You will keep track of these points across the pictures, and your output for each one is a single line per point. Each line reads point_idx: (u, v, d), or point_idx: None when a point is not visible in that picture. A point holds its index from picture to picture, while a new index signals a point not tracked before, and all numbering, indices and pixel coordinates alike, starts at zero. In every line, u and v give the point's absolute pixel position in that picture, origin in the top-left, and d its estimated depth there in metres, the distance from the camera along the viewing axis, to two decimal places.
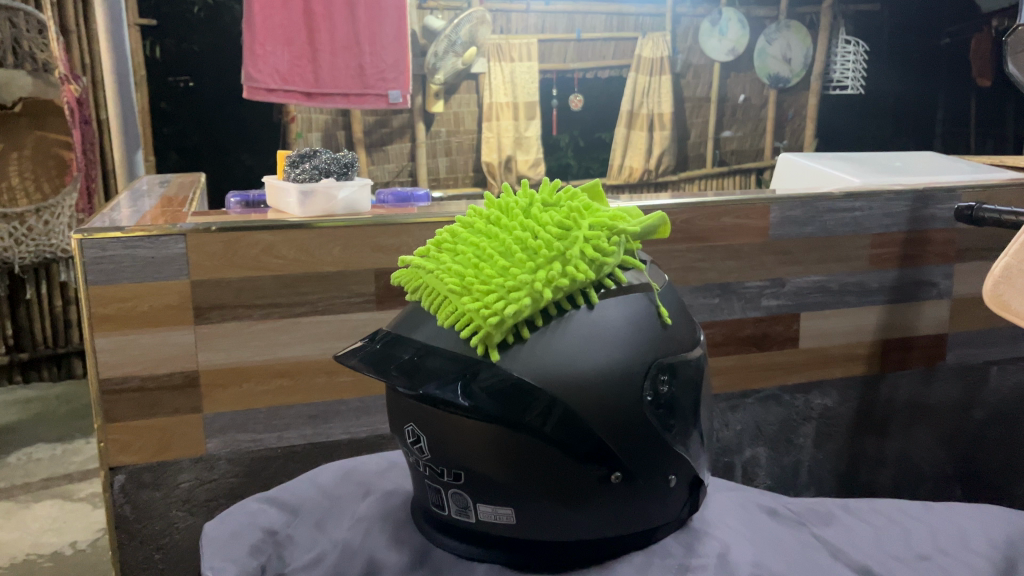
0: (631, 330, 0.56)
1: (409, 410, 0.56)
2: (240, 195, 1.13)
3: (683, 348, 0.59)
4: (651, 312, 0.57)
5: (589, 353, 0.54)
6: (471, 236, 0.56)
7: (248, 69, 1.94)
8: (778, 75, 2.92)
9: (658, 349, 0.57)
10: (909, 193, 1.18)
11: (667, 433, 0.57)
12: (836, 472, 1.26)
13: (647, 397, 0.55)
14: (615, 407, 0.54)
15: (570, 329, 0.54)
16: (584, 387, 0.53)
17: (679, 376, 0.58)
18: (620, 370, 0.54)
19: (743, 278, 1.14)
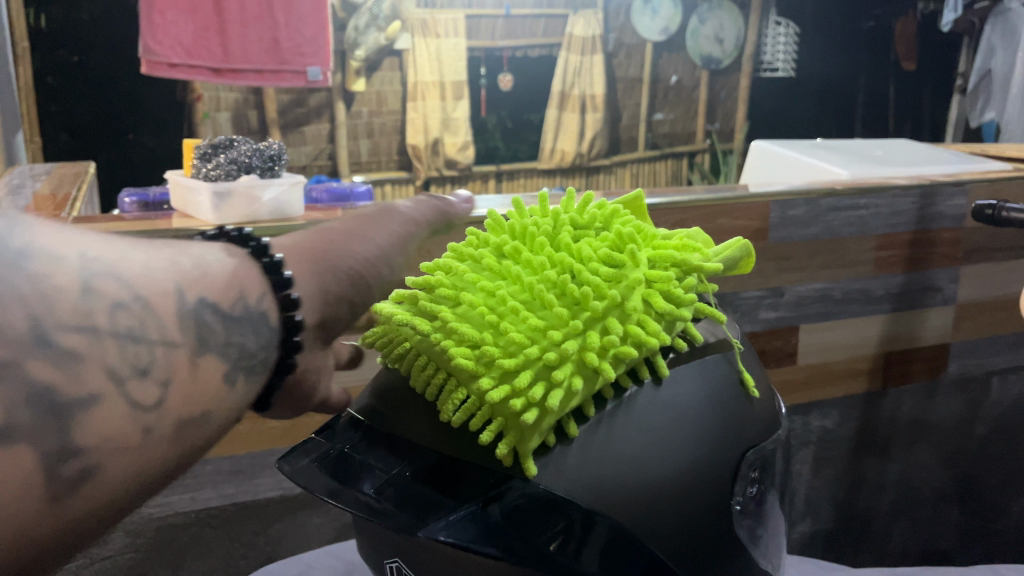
0: (713, 410, 0.40)
1: (393, 542, 0.38)
2: (135, 193, 0.92)
3: (772, 426, 0.43)
4: (732, 382, 0.41)
5: (663, 451, 0.38)
6: (478, 280, 0.38)
7: (146, 42, 1.69)
8: (710, 55, 2.71)
9: (748, 436, 0.41)
10: (917, 187, 1.05)
11: (756, 549, 0.42)
12: (834, 500, 1.12)
13: (736, 505, 0.40)
14: (697, 523, 0.38)
15: (638, 417, 0.37)
16: (656, 504, 0.37)
17: (769, 468, 0.43)
18: (703, 472, 0.39)
19: (741, 288, 0.98)
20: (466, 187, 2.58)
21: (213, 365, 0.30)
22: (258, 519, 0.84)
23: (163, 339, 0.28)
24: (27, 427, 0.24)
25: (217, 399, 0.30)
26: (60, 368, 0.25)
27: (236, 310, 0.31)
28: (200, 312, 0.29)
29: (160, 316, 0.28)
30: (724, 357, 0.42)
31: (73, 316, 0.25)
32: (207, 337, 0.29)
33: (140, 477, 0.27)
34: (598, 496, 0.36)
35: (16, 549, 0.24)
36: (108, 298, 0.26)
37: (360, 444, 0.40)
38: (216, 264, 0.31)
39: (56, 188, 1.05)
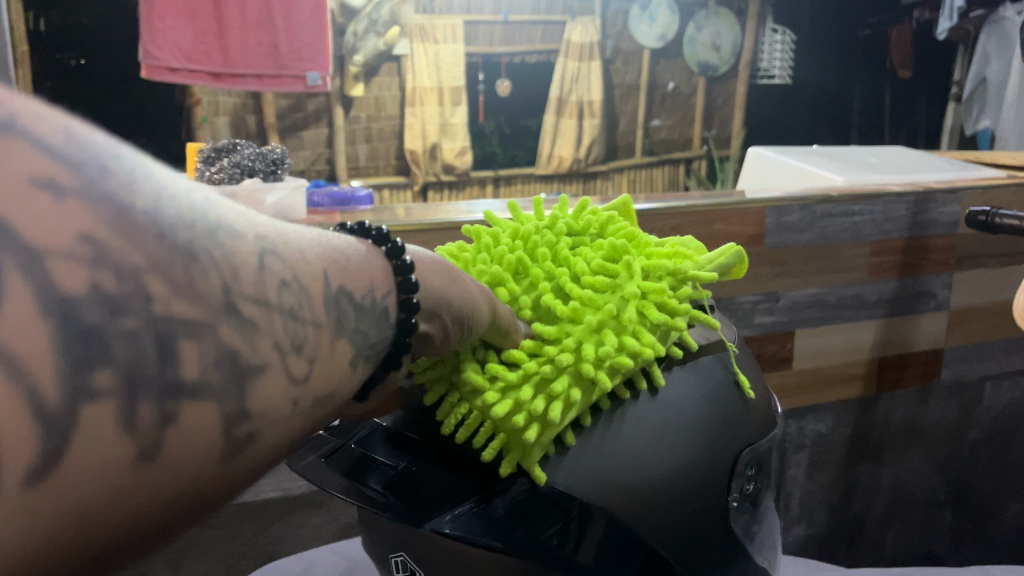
0: (709, 410, 0.42)
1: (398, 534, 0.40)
2: None
3: (769, 428, 0.46)
4: (727, 382, 0.44)
5: (663, 447, 0.40)
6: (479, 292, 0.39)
7: (146, 46, 1.68)
8: (707, 62, 2.75)
9: (744, 436, 0.43)
10: (911, 194, 1.06)
11: (753, 544, 0.44)
12: (827, 503, 1.14)
13: (733, 502, 0.42)
14: (696, 518, 0.41)
15: (639, 414, 0.40)
16: (656, 500, 0.39)
17: (764, 465, 0.45)
18: (700, 470, 0.41)
19: (737, 292, 0.99)
20: (464, 191, 2.61)
21: (345, 351, 0.28)
22: (258, 520, 0.85)
23: (314, 314, 0.26)
24: (216, 385, 0.22)
25: (343, 383, 0.28)
26: (232, 325, 0.23)
27: (367, 297, 0.30)
28: (341, 296, 0.28)
29: (314, 291, 0.27)
30: (720, 359, 0.45)
31: (240, 280, 0.24)
32: (347, 318, 0.28)
33: (280, 454, 0.25)
34: (600, 492, 0.38)
35: (179, 509, 0.22)
36: (269, 265, 0.25)
37: (367, 439, 0.42)
38: (346, 256, 0.30)
39: None
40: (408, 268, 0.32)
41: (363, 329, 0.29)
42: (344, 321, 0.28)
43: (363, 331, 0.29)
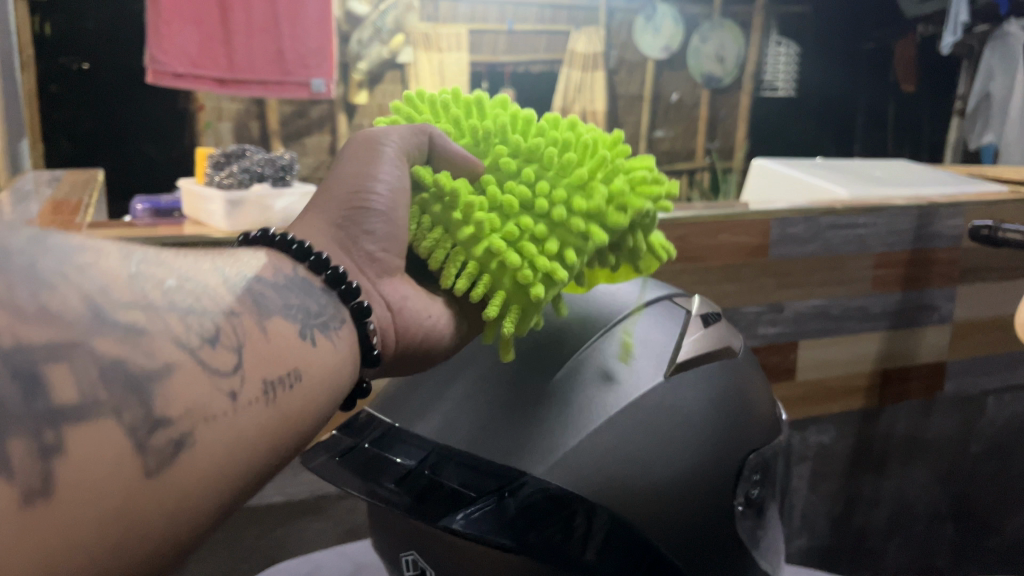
0: (715, 417, 0.47)
1: (408, 537, 0.47)
2: (148, 200, 0.97)
3: (772, 434, 0.51)
4: (732, 390, 0.49)
5: (682, 459, 0.46)
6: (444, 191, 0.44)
7: (152, 50, 1.70)
8: (711, 75, 2.77)
9: (748, 444, 0.49)
10: (915, 207, 1.06)
11: (756, 546, 0.50)
12: (830, 515, 1.15)
13: (737, 506, 0.48)
14: (697, 515, 0.46)
15: (663, 431, 0.45)
16: (660, 497, 0.45)
17: (768, 474, 0.51)
18: (705, 471, 0.46)
19: (741, 303, 1.00)
20: None
21: (285, 326, 0.34)
22: (262, 523, 0.85)
23: (225, 313, 0.31)
24: (111, 401, 0.25)
25: (298, 358, 0.34)
26: (124, 343, 0.26)
27: (277, 279, 0.36)
28: (250, 292, 0.34)
29: (211, 298, 0.31)
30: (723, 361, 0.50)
31: (134, 297, 0.27)
32: (256, 306, 0.33)
33: (237, 450, 0.29)
34: (607, 491, 0.43)
35: (128, 534, 0.25)
36: (157, 281, 0.29)
37: (381, 439, 0.47)
38: (245, 265, 0.36)
39: (66, 194, 1.06)
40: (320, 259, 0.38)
41: (296, 306, 0.35)
42: (266, 307, 0.34)
43: (295, 295, 0.36)
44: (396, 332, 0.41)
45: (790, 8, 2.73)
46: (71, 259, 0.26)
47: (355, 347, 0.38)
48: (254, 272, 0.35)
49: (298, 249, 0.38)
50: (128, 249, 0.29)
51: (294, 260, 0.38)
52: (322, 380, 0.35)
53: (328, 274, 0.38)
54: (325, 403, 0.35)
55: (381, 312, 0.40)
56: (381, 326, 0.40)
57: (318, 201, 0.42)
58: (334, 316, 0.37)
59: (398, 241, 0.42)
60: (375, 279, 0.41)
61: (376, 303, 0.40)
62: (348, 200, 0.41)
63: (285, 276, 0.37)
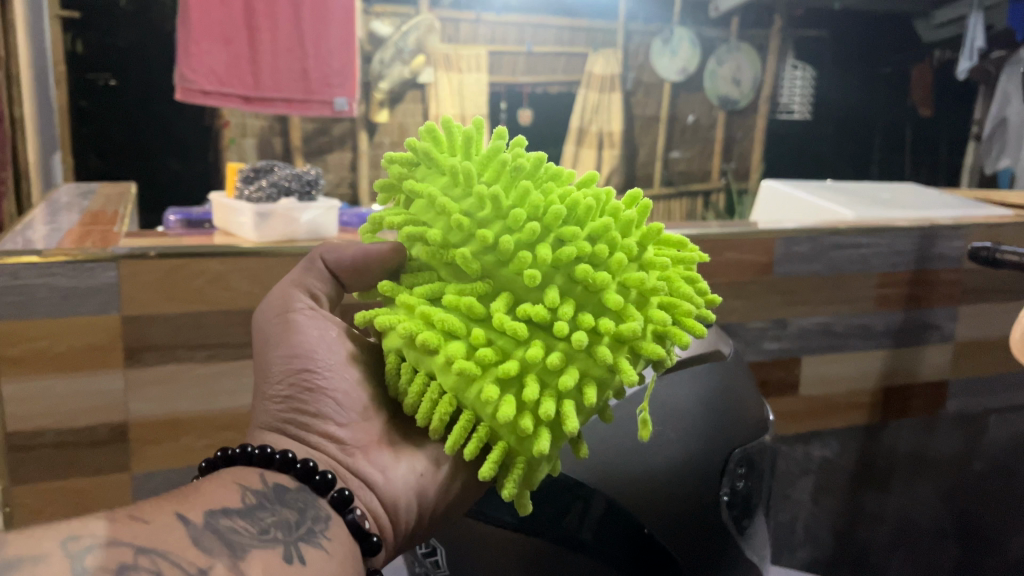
0: (703, 412, 0.53)
1: None
2: (180, 213, 1.03)
3: (760, 433, 0.57)
4: (721, 390, 0.55)
5: (671, 449, 0.52)
6: (435, 310, 0.40)
7: (181, 69, 1.76)
8: (728, 96, 2.82)
9: (736, 441, 0.55)
10: (917, 229, 1.10)
11: (744, 533, 0.56)
12: (833, 528, 1.17)
13: (724, 495, 0.54)
14: (684, 500, 0.52)
15: (661, 430, 0.51)
16: (650, 482, 0.51)
17: (755, 467, 0.57)
18: (693, 461, 0.52)
19: (746, 319, 1.03)
20: None
21: (265, 556, 0.37)
22: None
23: (193, 572, 0.34)
24: None
25: None
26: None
27: (244, 505, 0.40)
28: (222, 534, 0.37)
29: (174, 565, 0.34)
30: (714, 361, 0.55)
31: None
32: (226, 551, 0.36)
33: None
34: (600, 473, 0.49)
35: None
36: (107, 570, 0.32)
37: None
38: (213, 501, 0.39)
39: (102, 206, 1.12)
40: (285, 460, 0.44)
41: (272, 526, 0.39)
42: (241, 545, 0.37)
43: (267, 512, 0.40)
44: (384, 506, 0.46)
45: (808, 32, 2.84)
46: None
47: (347, 540, 0.42)
48: (220, 505, 0.39)
49: (264, 455, 0.44)
50: (73, 542, 0.33)
51: (262, 466, 0.44)
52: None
53: (298, 470, 0.44)
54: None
55: (365, 490, 0.46)
56: (372, 508, 0.46)
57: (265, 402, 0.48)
58: (316, 514, 0.42)
59: (352, 409, 0.48)
60: (345, 458, 0.47)
61: (357, 485, 0.46)
62: (299, 389, 0.47)
63: (256, 492, 0.42)
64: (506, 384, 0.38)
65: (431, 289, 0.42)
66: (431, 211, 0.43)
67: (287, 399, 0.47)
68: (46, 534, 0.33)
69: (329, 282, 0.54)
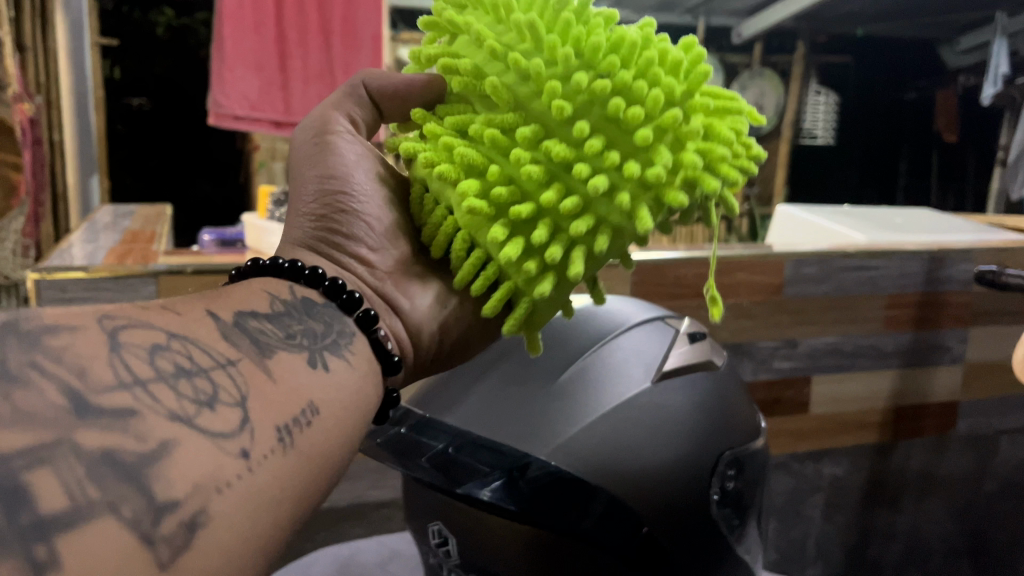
0: (697, 417, 0.58)
1: (438, 510, 0.59)
2: (213, 233, 1.08)
3: (748, 439, 0.62)
4: (711, 396, 0.60)
5: (669, 451, 0.56)
6: (458, 143, 0.40)
7: (215, 95, 1.81)
8: (754, 121, 2.80)
9: (726, 445, 0.59)
10: (925, 252, 1.12)
11: (732, 532, 0.61)
12: (844, 545, 1.19)
13: (715, 495, 0.59)
14: (680, 500, 0.56)
15: (658, 433, 0.55)
16: (650, 483, 0.55)
17: (743, 470, 0.61)
18: (689, 463, 0.56)
19: (756, 337, 1.07)
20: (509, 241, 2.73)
21: (291, 358, 0.36)
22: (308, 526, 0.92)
23: (223, 363, 0.33)
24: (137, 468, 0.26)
25: (310, 387, 0.36)
26: (113, 428, 0.26)
27: (273, 311, 0.39)
28: (250, 333, 0.36)
29: (204, 353, 0.32)
30: (705, 371, 0.60)
31: (117, 378, 0.28)
32: (252, 351, 0.35)
33: (277, 485, 0.31)
34: (603, 475, 0.53)
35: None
36: (142, 346, 0.30)
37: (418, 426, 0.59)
38: (241, 303, 0.38)
39: (141, 226, 1.18)
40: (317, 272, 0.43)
41: (298, 333, 0.39)
42: (266, 347, 0.36)
43: (295, 320, 0.39)
44: (407, 333, 0.46)
45: (831, 59, 2.93)
46: (52, 351, 0.27)
47: (369, 356, 0.42)
48: (249, 309, 0.38)
49: (293, 269, 0.42)
50: (107, 321, 0.31)
51: (290, 280, 0.42)
52: (338, 402, 0.37)
53: (326, 286, 0.42)
54: (345, 425, 0.37)
55: (389, 315, 0.45)
56: (399, 330, 0.46)
57: (293, 215, 0.46)
58: (342, 330, 0.41)
59: (383, 233, 0.46)
60: (374, 281, 0.46)
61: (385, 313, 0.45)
62: (333, 204, 0.45)
63: (284, 301, 0.40)
64: (518, 221, 0.39)
65: (461, 120, 0.42)
66: (471, 46, 0.42)
67: (320, 217, 0.45)
68: (76, 311, 0.31)
69: (371, 109, 0.50)
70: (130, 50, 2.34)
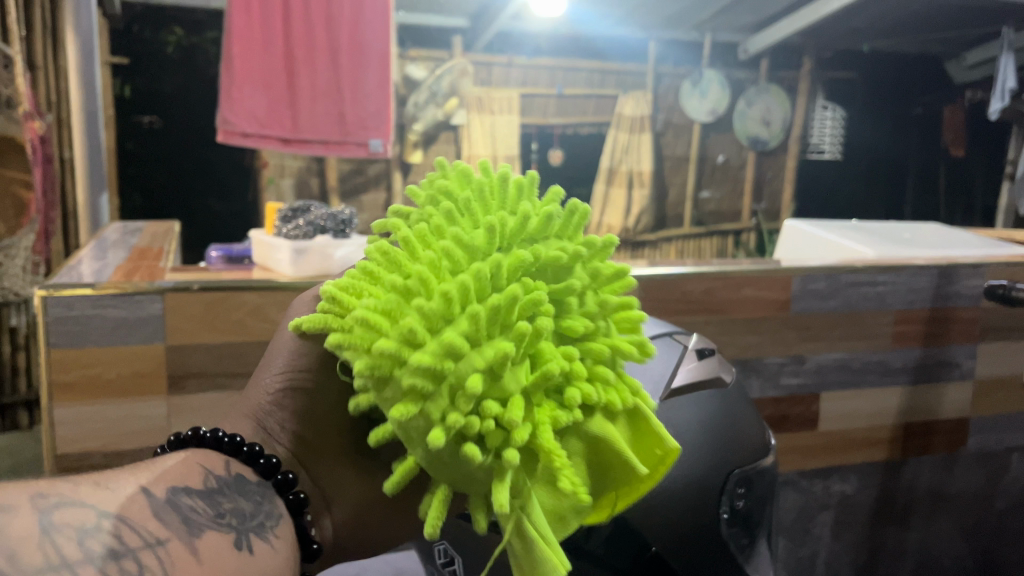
0: (704, 435, 0.58)
1: None
2: (221, 249, 1.09)
3: (759, 456, 0.62)
4: (719, 414, 0.59)
5: (674, 472, 0.56)
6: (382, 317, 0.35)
7: (224, 113, 1.83)
8: (757, 136, 2.91)
9: (735, 463, 0.59)
10: (934, 267, 1.12)
11: (742, 552, 0.61)
12: (854, 564, 1.18)
13: (724, 514, 0.59)
14: (684, 523, 0.57)
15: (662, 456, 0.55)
16: (654, 507, 0.55)
17: (754, 488, 0.61)
18: (694, 484, 0.57)
19: (763, 354, 1.06)
20: None
21: (219, 539, 0.37)
22: None
23: (153, 542, 0.34)
24: None
25: (241, 563, 0.37)
26: None
27: (203, 489, 0.40)
28: (181, 510, 0.37)
29: (133, 531, 0.34)
30: (714, 387, 0.60)
31: (40, 563, 0.30)
32: (186, 524, 0.36)
33: None
34: None
35: None
36: (71, 527, 0.33)
37: None
38: (174, 478, 0.39)
39: (149, 242, 1.19)
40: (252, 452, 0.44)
41: (228, 512, 0.39)
42: (198, 524, 0.37)
43: (226, 497, 0.40)
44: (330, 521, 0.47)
45: (837, 74, 2.94)
46: None
47: (291, 542, 0.42)
48: (183, 485, 0.39)
49: (230, 443, 0.44)
50: (39, 499, 0.33)
51: (227, 454, 0.44)
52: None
53: (245, 456, 0.44)
54: None
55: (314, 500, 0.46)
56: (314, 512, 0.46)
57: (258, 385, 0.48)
58: (270, 511, 0.42)
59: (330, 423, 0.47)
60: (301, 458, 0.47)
61: (300, 474, 0.46)
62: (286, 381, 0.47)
63: (218, 478, 0.41)
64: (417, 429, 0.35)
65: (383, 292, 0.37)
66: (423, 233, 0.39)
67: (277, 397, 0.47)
68: (11, 490, 0.33)
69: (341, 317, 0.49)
70: (141, 68, 2.36)
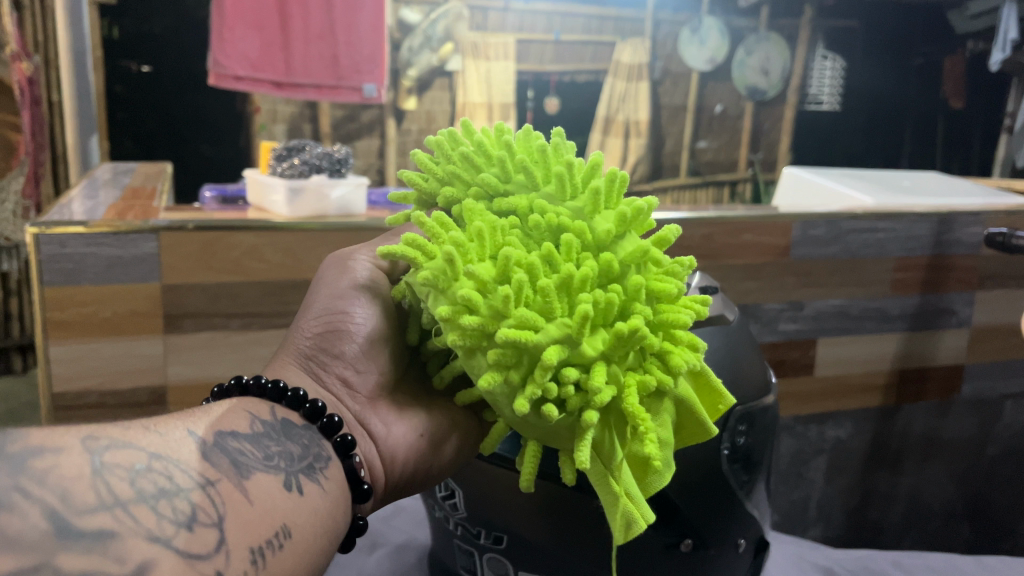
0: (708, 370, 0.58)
1: None
2: (216, 189, 1.08)
3: (760, 395, 0.62)
4: (720, 349, 0.60)
5: None
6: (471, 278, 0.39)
7: (216, 56, 1.80)
8: (755, 86, 2.80)
9: (737, 400, 0.60)
10: (935, 214, 1.10)
11: (743, 490, 0.61)
12: (846, 507, 1.20)
13: (726, 450, 0.59)
14: (688, 459, 0.57)
15: None
16: None
17: (755, 426, 0.61)
18: None
19: (762, 299, 1.06)
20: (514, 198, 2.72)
21: (268, 481, 0.39)
22: None
23: (204, 483, 0.35)
24: None
25: (286, 506, 0.39)
26: (93, 552, 0.29)
27: (252, 432, 0.41)
28: (229, 453, 0.38)
29: (185, 473, 0.35)
30: (718, 323, 0.60)
31: (98, 499, 0.31)
32: (234, 467, 0.38)
33: None
34: None
35: None
36: (122, 467, 0.33)
37: None
38: (220, 422, 0.40)
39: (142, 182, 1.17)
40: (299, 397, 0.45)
41: (277, 455, 0.41)
42: (246, 465, 0.38)
43: (273, 441, 0.42)
44: (382, 461, 0.47)
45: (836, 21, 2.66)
46: (33, 468, 0.30)
47: (341, 484, 0.44)
48: (231, 429, 0.40)
49: (273, 389, 0.45)
50: (90, 440, 0.33)
51: (271, 400, 0.45)
52: (310, 529, 0.40)
53: (289, 397, 0.45)
54: (313, 549, 0.39)
55: (367, 442, 0.47)
56: (368, 458, 0.46)
57: (300, 330, 0.50)
58: (319, 453, 0.43)
59: (372, 362, 0.49)
60: (353, 405, 0.48)
61: (360, 436, 0.47)
62: (327, 321, 0.49)
63: (265, 423, 0.43)
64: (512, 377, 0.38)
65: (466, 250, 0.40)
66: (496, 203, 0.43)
67: (319, 338, 0.49)
68: (64, 427, 0.33)
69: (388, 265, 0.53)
70: None
